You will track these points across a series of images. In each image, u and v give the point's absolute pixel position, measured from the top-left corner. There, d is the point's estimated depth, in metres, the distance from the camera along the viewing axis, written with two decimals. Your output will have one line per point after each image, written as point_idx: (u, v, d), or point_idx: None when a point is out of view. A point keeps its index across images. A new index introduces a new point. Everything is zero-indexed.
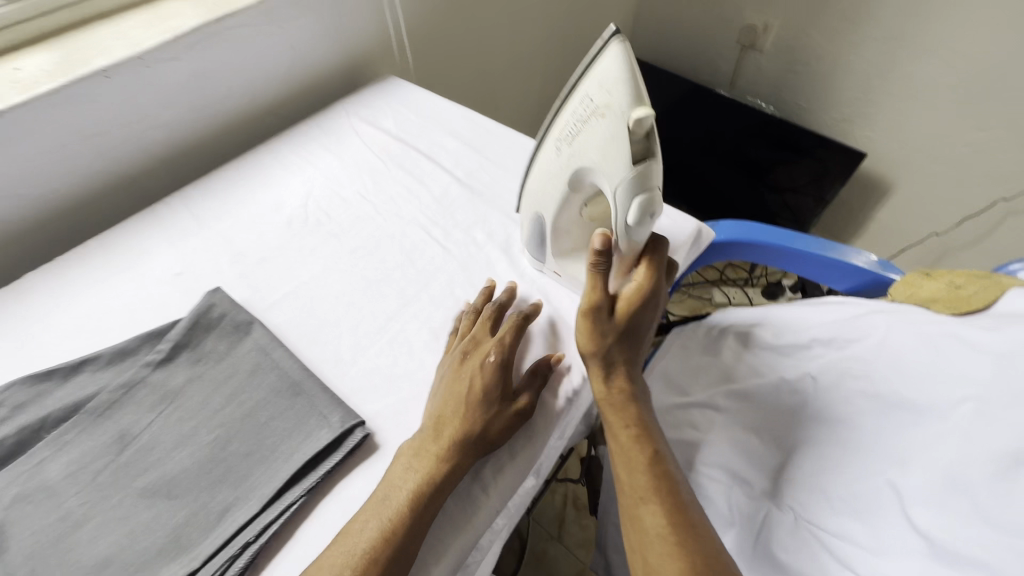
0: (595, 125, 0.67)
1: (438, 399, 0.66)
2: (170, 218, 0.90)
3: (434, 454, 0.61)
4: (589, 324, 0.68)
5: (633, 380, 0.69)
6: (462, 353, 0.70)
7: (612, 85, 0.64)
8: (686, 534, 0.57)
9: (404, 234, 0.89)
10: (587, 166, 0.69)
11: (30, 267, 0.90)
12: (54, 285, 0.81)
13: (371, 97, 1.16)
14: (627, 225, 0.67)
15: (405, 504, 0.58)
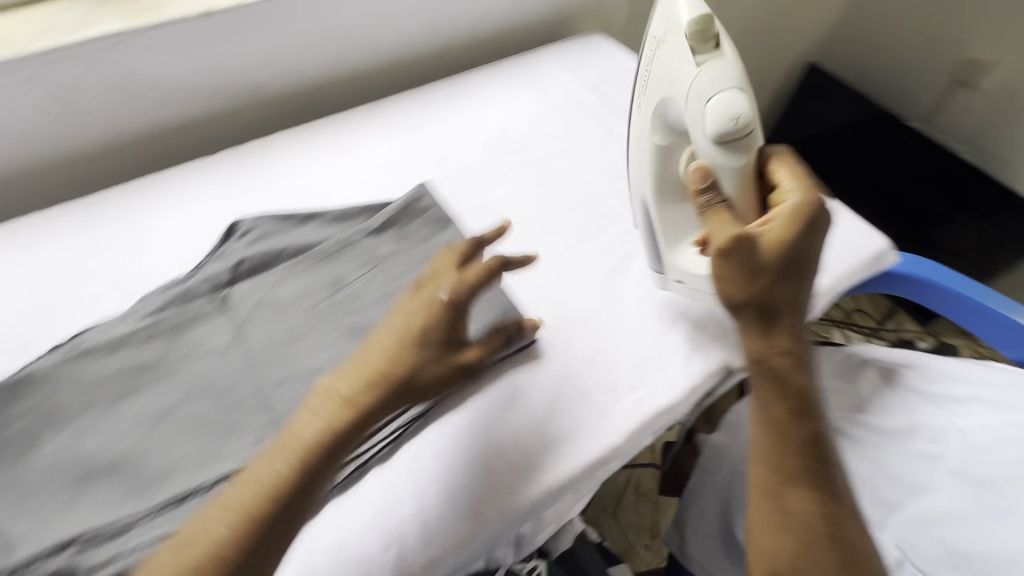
0: (663, 53, 0.69)
1: (380, 336, 0.58)
2: (388, 112, 1.00)
3: (326, 422, 0.53)
4: (730, 266, 0.59)
5: (794, 328, 0.62)
6: (424, 282, 0.61)
7: (670, 11, 0.68)
8: (827, 510, 0.60)
9: (588, 180, 0.93)
10: (669, 104, 0.70)
11: (268, 127, 1.04)
12: (289, 144, 0.93)
13: (575, 47, 1.19)
14: (711, 139, 0.64)
15: (265, 494, 0.50)
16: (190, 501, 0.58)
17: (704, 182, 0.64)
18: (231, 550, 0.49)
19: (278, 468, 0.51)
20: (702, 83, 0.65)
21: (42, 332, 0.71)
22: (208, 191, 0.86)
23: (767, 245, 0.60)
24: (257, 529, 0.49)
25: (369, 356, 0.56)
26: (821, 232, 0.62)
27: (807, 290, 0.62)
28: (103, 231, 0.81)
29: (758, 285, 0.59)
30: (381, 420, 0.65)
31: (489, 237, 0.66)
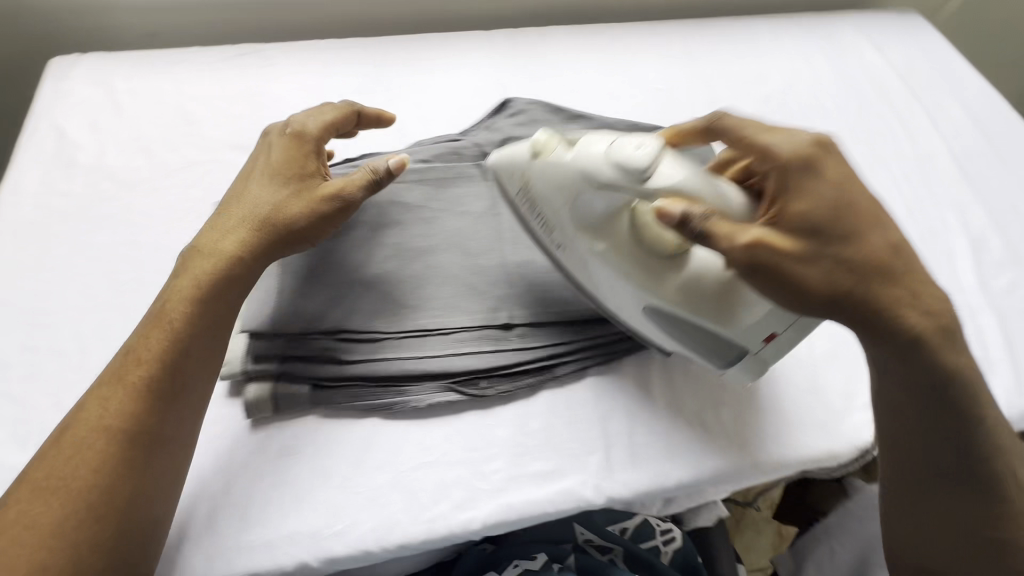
0: (534, 195, 0.58)
1: (225, 231, 0.58)
2: (667, 38, 0.94)
3: (122, 385, 0.50)
4: (755, 262, 0.48)
5: (896, 281, 0.49)
6: (241, 199, 0.60)
7: (519, 166, 0.58)
8: (988, 500, 0.52)
9: (870, 173, 0.82)
10: (583, 192, 0.55)
11: (540, 21, 1.02)
12: (567, 44, 0.91)
13: (887, 21, 1.02)
14: (636, 171, 0.51)
15: (106, 416, 0.49)
16: (436, 337, 0.61)
17: (674, 224, 0.49)
18: (122, 423, 0.49)
19: (135, 408, 0.49)
20: (589, 141, 0.55)
21: (328, 147, 0.77)
22: (485, 66, 0.87)
23: (780, 241, 0.48)
24: (135, 386, 0.50)
25: (220, 246, 0.57)
26: (863, 210, 0.50)
27: (874, 238, 0.50)
28: (389, 75, 0.85)
29: (802, 279, 0.48)
30: (612, 333, 0.64)
31: (338, 116, 0.66)
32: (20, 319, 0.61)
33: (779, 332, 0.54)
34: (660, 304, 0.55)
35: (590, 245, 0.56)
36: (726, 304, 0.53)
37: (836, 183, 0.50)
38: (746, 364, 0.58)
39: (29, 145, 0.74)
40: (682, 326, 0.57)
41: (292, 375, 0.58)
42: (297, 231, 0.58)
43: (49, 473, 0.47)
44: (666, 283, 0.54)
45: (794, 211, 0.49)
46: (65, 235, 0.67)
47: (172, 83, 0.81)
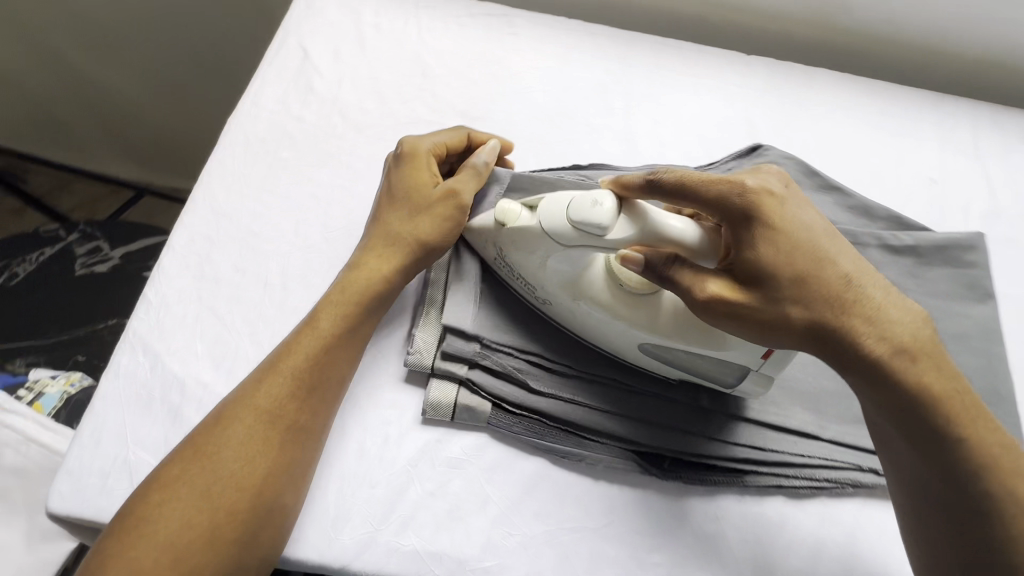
0: (508, 254, 0.55)
1: (367, 251, 0.57)
2: (952, 116, 0.80)
3: (277, 384, 0.50)
4: (710, 313, 0.46)
5: (853, 313, 0.45)
6: (374, 223, 0.59)
7: (487, 235, 0.56)
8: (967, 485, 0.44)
9: None
10: (550, 253, 0.52)
11: (800, 58, 0.90)
12: (835, 97, 0.79)
13: None
14: (600, 235, 0.47)
15: (251, 411, 0.49)
16: (626, 394, 0.57)
17: (641, 269, 0.47)
18: (275, 406, 0.49)
19: (292, 397, 0.50)
20: (550, 205, 0.50)
21: (554, 142, 0.72)
22: (735, 95, 0.78)
23: (729, 291, 0.45)
24: (295, 377, 0.51)
25: (360, 265, 0.56)
26: (775, 220, 0.45)
27: (801, 252, 0.45)
28: (632, 77, 0.77)
29: (759, 314, 0.45)
30: (814, 457, 0.57)
31: (454, 140, 0.62)
32: (236, 237, 0.61)
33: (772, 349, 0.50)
34: (656, 342, 0.53)
35: (575, 301, 0.54)
36: (709, 331, 0.51)
37: (781, 225, 0.45)
38: (753, 379, 0.54)
39: (274, 58, 0.73)
40: (679, 356, 0.54)
41: (478, 387, 0.55)
42: (426, 244, 0.56)
43: (206, 441, 0.48)
44: (660, 315, 0.52)
45: (748, 252, 0.45)
46: (289, 163, 0.66)
47: (415, 28, 0.78)
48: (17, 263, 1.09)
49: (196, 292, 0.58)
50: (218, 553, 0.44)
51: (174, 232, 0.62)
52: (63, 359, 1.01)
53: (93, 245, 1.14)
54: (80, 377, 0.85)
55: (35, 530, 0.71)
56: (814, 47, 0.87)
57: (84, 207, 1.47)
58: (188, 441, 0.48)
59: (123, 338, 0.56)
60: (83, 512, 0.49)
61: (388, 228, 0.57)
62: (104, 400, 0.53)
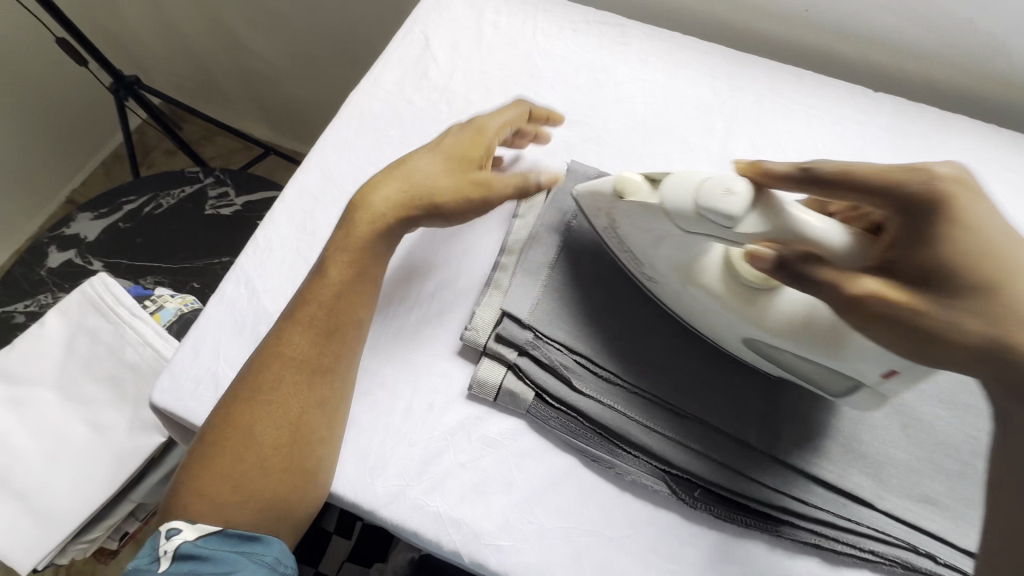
0: (623, 228, 0.55)
1: (391, 182, 0.59)
2: None
3: (302, 329, 0.56)
4: (861, 313, 0.44)
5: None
6: (405, 164, 0.60)
7: (602, 208, 0.55)
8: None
9: None
10: (669, 235, 0.52)
11: (938, 101, 0.82)
12: (971, 148, 0.72)
13: None
14: (728, 224, 0.46)
15: (277, 356, 0.55)
16: (665, 412, 0.56)
17: (770, 268, 0.46)
18: (298, 353, 0.55)
19: (314, 347, 0.55)
20: (677, 183, 0.48)
21: (646, 155, 0.72)
22: (851, 132, 0.73)
23: (891, 290, 0.43)
24: (319, 331, 0.56)
25: (379, 193, 0.59)
26: (959, 212, 0.43)
27: (983, 251, 0.43)
28: (740, 100, 0.75)
29: (927, 315, 0.43)
30: (861, 525, 0.53)
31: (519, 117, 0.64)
32: (337, 200, 0.68)
33: (901, 368, 0.47)
34: (771, 342, 0.52)
35: (683, 285, 0.54)
36: (837, 339, 0.48)
37: (960, 218, 0.43)
38: (863, 397, 0.53)
39: (399, 43, 0.80)
40: (790, 360, 0.53)
41: (524, 373, 0.57)
42: (433, 203, 0.58)
43: (252, 387, 0.54)
44: (770, 314, 0.50)
45: (919, 249, 0.43)
46: (394, 140, 0.72)
47: (532, 29, 0.81)
48: (163, 196, 1.27)
49: (296, 242, 0.66)
50: (274, 483, 0.52)
51: (288, 186, 0.70)
52: (182, 283, 1.17)
53: (222, 190, 1.29)
54: (193, 300, 0.98)
55: (137, 419, 0.84)
56: (958, 91, 0.80)
57: (222, 156, 1.76)
58: (236, 385, 0.55)
59: (232, 269, 0.65)
60: (177, 409, 0.58)
61: (413, 168, 0.60)
62: (208, 318, 0.62)
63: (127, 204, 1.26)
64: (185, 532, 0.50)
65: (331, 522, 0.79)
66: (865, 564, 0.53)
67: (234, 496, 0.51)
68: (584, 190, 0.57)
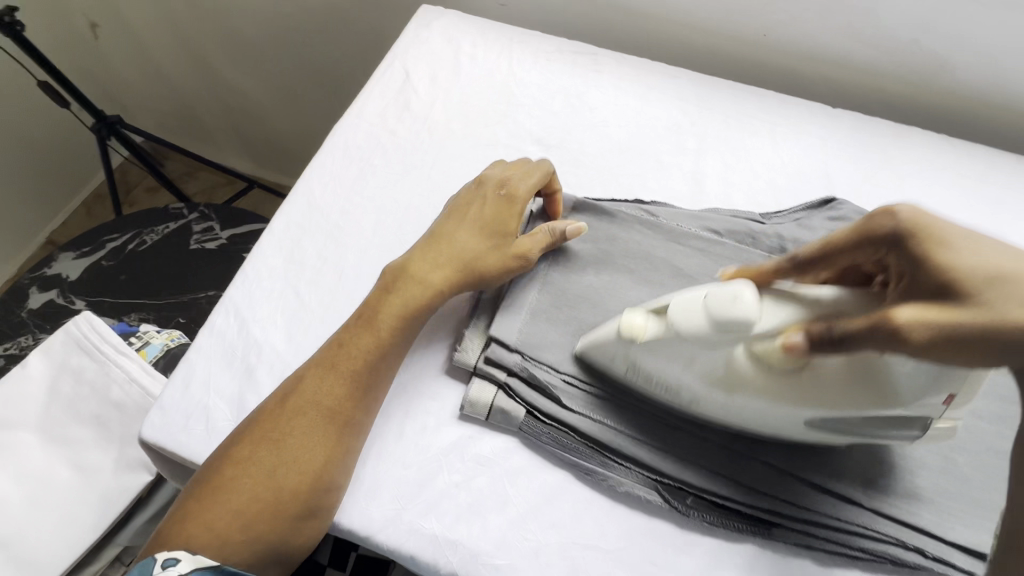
0: (647, 359, 0.53)
1: (435, 255, 0.61)
2: None
3: (339, 379, 0.55)
4: (915, 343, 0.40)
5: None
6: (447, 239, 0.62)
7: (610, 344, 0.55)
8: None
9: None
10: (695, 354, 0.50)
11: (894, 117, 0.87)
12: (927, 157, 0.76)
13: None
14: (753, 329, 0.46)
15: (314, 405, 0.54)
16: (656, 422, 0.57)
17: (812, 350, 0.43)
18: (335, 404, 0.55)
19: (349, 396, 0.55)
20: (676, 309, 0.49)
21: (623, 175, 0.75)
22: (815, 145, 0.77)
23: (930, 311, 0.39)
24: (344, 374, 0.56)
25: (428, 266, 0.61)
26: (939, 227, 0.42)
27: (990, 252, 0.40)
28: (709, 119, 0.79)
29: (968, 324, 0.38)
30: (849, 524, 0.54)
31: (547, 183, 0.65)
32: (324, 230, 0.70)
33: (958, 393, 0.47)
34: (823, 414, 0.49)
35: (728, 395, 0.51)
36: (885, 385, 0.45)
37: (945, 230, 0.42)
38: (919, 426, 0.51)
39: (381, 78, 0.83)
40: (857, 420, 0.49)
41: (516, 393, 0.58)
42: (476, 268, 0.60)
43: (271, 425, 0.53)
44: (824, 392, 0.47)
45: (927, 267, 0.41)
46: (378, 169, 0.74)
47: (508, 59, 0.85)
48: (146, 232, 1.27)
49: (284, 272, 0.67)
50: (279, 522, 0.51)
51: (276, 218, 0.71)
52: (168, 318, 1.16)
53: (207, 224, 1.30)
54: (180, 334, 0.98)
55: (124, 458, 0.83)
56: (911, 105, 0.85)
57: (205, 192, 1.77)
58: (256, 422, 0.54)
59: (222, 301, 0.66)
60: (167, 444, 0.58)
61: (448, 236, 0.62)
62: (198, 351, 0.62)
63: (110, 242, 1.26)
64: (183, 564, 0.49)
65: (325, 554, 0.77)
66: (857, 562, 0.54)
67: (236, 535, 0.50)
68: (585, 338, 0.58)
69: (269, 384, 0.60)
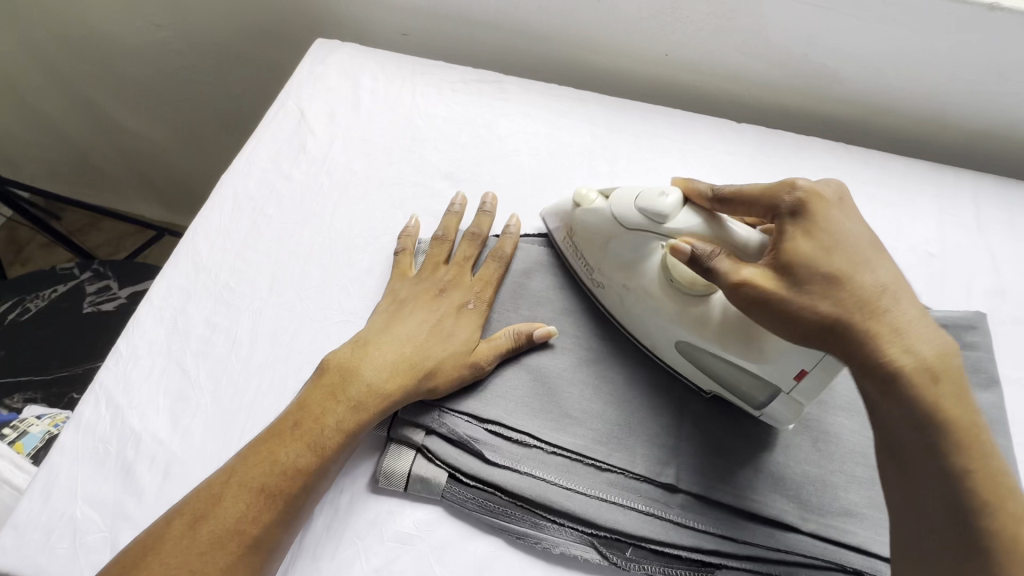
0: (585, 250, 0.61)
1: (384, 349, 0.55)
2: (953, 187, 0.78)
3: (273, 499, 0.47)
4: (741, 297, 0.47)
5: (880, 319, 0.44)
6: (392, 331, 0.57)
7: (566, 217, 0.63)
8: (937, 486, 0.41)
9: None
10: (615, 237, 0.58)
11: (795, 126, 0.90)
12: (829, 165, 0.78)
13: None
14: (663, 225, 0.54)
15: (238, 536, 0.45)
16: (588, 469, 0.54)
17: (687, 260, 0.50)
18: (264, 534, 0.46)
19: (281, 523, 0.47)
20: (621, 195, 0.57)
21: (537, 206, 0.72)
22: (724, 161, 0.78)
23: (764, 278, 0.47)
24: (270, 493, 0.47)
25: (374, 363, 0.54)
26: (816, 217, 0.48)
27: (838, 253, 0.47)
28: (619, 142, 0.78)
29: (788, 300, 0.46)
30: (788, 554, 0.52)
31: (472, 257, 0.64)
32: (213, 292, 0.63)
33: (809, 367, 0.49)
34: (694, 342, 0.54)
35: (625, 286, 0.58)
36: (750, 338, 0.51)
37: (834, 227, 0.48)
38: (783, 403, 0.53)
39: (273, 120, 0.77)
40: (716, 364, 0.55)
41: (435, 455, 0.54)
42: (430, 368, 0.55)
43: (176, 560, 0.43)
44: (695, 320, 0.54)
45: (785, 246, 0.48)
46: (273, 220, 0.68)
47: (411, 92, 0.81)
48: (30, 298, 1.13)
49: (166, 345, 0.59)
50: None
51: (154, 284, 0.63)
52: (60, 395, 1.03)
53: (103, 283, 1.17)
54: (66, 417, 0.86)
55: None
56: (810, 115, 0.87)
57: (109, 243, 1.61)
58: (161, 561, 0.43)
59: (90, 389, 0.57)
60: (25, 571, 0.48)
61: (398, 330, 0.57)
62: (62, 451, 0.53)
63: None
64: None
65: None
66: None
67: None
68: (553, 206, 0.66)
69: (151, 481, 0.52)
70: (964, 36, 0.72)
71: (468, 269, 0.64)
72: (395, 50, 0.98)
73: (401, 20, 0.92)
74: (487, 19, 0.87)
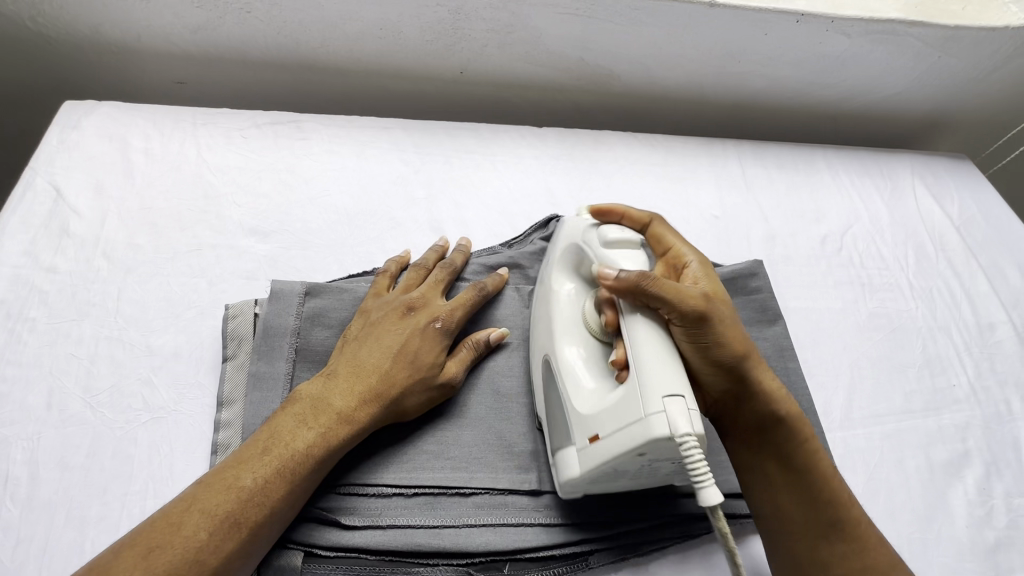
0: (545, 259, 0.64)
1: (356, 366, 0.53)
2: (723, 155, 0.91)
3: (233, 518, 0.44)
4: (687, 314, 0.49)
5: (761, 362, 0.52)
6: (363, 350, 0.54)
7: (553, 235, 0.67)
8: (812, 511, 0.50)
9: (933, 339, 0.78)
10: (570, 246, 0.61)
11: (594, 123, 0.98)
12: (624, 154, 0.87)
13: (947, 163, 0.99)
14: (602, 250, 0.57)
15: (190, 565, 0.41)
16: (453, 499, 0.53)
17: (613, 283, 0.51)
18: (221, 565, 0.42)
19: (241, 551, 0.43)
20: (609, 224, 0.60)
21: (358, 243, 0.70)
22: (533, 166, 0.82)
23: (698, 300, 0.49)
24: (236, 518, 0.44)
25: (342, 386, 0.52)
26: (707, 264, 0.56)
27: (724, 294, 0.54)
28: (431, 164, 0.79)
29: (715, 326, 0.49)
30: (648, 519, 0.55)
31: (448, 271, 0.62)
32: None
33: (601, 434, 0.48)
34: (552, 358, 0.55)
35: (545, 290, 0.61)
36: (579, 381, 0.53)
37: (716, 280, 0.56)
38: (563, 463, 0.51)
39: (18, 205, 0.65)
40: (551, 390, 0.55)
41: (285, 540, 0.49)
42: (395, 395, 0.52)
43: None
44: (566, 336, 0.56)
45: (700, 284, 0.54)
46: (39, 323, 0.58)
47: (194, 147, 0.74)
48: None
49: None
50: None
51: None
52: None
53: None
54: None
55: None
56: (602, 111, 0.96)
57: None
58: None
59: None
60: None
61: (364, 351, 0.54)
62: None
63: None
64: None
65: None
66: (670, 549, 0.56)
67: None
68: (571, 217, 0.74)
69: None
70: (700, 29, 0.84)
71: (441, 290, 0.61)
72: (174, 100, 0.89)
73: (170, 67, 0.83)
74: (269, 57, 0.83)
